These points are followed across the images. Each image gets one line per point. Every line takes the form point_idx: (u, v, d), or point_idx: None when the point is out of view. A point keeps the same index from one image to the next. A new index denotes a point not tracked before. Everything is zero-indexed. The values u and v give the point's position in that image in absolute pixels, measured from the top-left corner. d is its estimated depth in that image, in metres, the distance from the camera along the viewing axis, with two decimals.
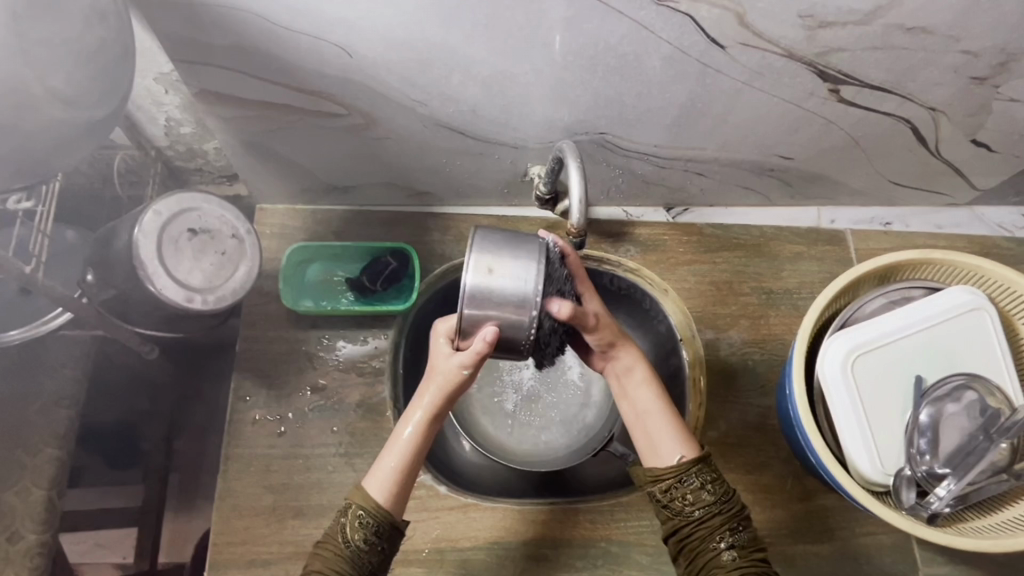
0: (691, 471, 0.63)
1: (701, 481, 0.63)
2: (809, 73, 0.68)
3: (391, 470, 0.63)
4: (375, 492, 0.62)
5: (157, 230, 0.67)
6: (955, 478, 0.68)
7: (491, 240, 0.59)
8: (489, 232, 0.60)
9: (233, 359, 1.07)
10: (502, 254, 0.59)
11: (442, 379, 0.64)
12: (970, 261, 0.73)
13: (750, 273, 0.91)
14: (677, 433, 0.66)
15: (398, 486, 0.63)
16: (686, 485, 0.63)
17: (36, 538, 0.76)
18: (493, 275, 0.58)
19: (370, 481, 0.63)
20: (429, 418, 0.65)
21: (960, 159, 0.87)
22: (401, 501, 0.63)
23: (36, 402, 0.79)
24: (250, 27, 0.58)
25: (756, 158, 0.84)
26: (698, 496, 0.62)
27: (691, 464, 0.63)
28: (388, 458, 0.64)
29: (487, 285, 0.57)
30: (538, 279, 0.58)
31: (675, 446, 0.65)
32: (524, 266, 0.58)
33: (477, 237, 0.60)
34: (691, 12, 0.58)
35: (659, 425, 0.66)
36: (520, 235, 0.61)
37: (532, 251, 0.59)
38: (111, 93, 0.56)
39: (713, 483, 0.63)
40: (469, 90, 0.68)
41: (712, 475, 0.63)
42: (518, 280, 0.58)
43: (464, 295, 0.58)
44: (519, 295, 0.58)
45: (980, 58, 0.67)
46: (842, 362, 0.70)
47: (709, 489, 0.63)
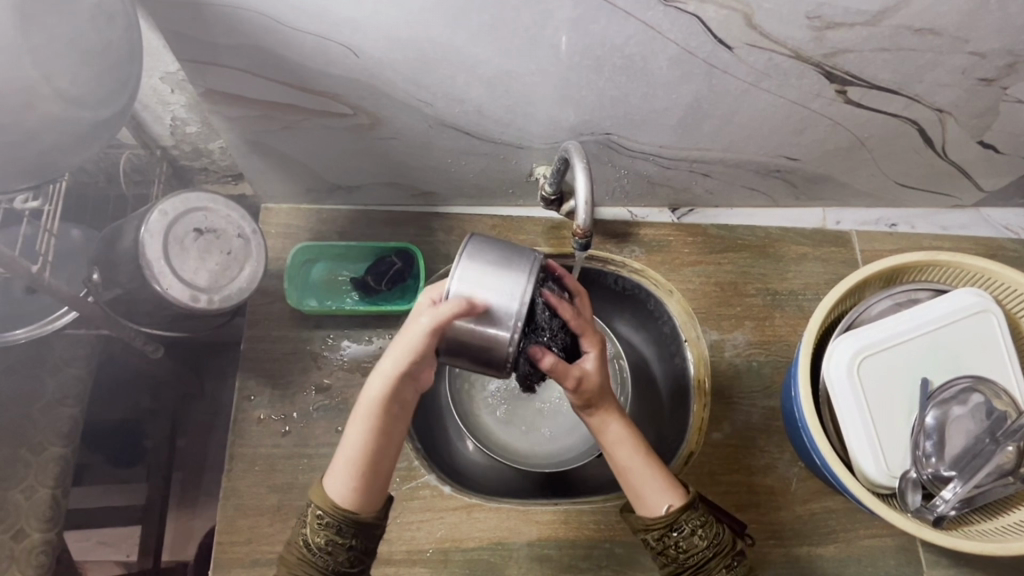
0: (681, 518, 0.63)
1: (692, 526, 0.62)
2: (816, 74, 0.67)
3: (345, 465, 0.62)
4: (331, 490, 0.62)
5: (163, 229, 0.68)
6: (960, 481, 0.67)
7: (482, 252, 0.61)
8: (487, 239, 0.62)
9: (235, 358, 1.09)
10: (493, 262, 0.60)
11: (387, 363, 0.61)
12: (976, 262, 0.73)
13: (754, 274, 0.90)
14: (662, 480, 0.65)
15: (355, 481, 0.61)
16: (678, 533, 0.62)
17: (41, 536, 0.76)
18: (480, 279, 0.59)
19: (330, 476, 0.62)
20: (383, 399, 0.62)
21: (965, 160, 0.86)
22: (363, 496, 0.62)
23: (41, 400, 0.79)
24: (256, 26, 0.58)
25: (762, 159, 0.84)
26: (690, 542, 0.62)
27: (681, 511, 0.63)
28: (344, 453, 0.63)
29: (471, 287, 0.59)
30: (524, 292, 0.59)
31: (662, 494, 0.64)
32: (513, 277, 0.60)
33: (475, 241, 0.62)
34: (699, 13, 0.58)
35: (642, 475, 0.65)
36: (516, 249, 0.62)
37: (525, 266, 0.61)
38: (117, 93, 0.56)
39: (703, 527, 0.63)
40: (475, 90, 0.68)
41: (702, 518, 0.63)
42: (503, 289, 0.59)
43: (449, 293, 0.60)
44: (501, 304, 0.59)
45: (988, 59, 0.66)
46: (847, 364, 0.70)
47: (701, 534, 0.62)
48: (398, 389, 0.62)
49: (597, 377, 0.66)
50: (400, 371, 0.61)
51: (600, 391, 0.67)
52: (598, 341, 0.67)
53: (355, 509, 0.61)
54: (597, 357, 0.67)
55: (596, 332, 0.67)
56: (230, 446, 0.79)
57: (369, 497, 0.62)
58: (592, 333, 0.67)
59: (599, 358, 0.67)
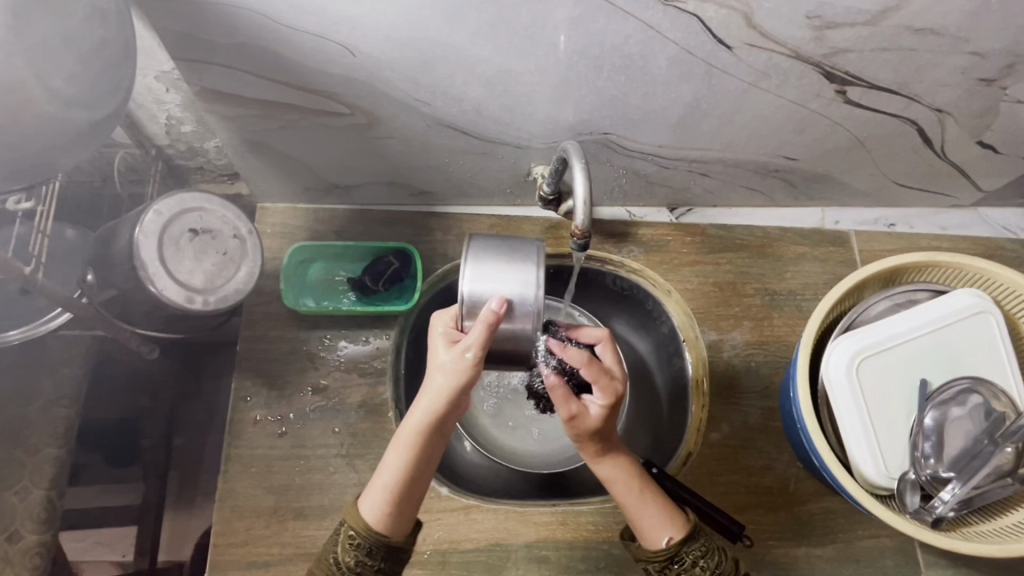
0: (682, 551, 0.64)
1: (693, 559, 0.63)
2: (816, 74, 0.67)
3: (383, 488, 0.63)
4: (366, 512, 0.62)
5: (158, 230, 0.67)
6: (959, 482, 0.67)
7: (484, 250, 0.65)
8: (484, 239, 0.66)
9: (234, 354, 1.08)
10: (500, 259, 0.64)
11: (432, 391, 0.63)
12: (975, 263, 0.73)
13: (753, 274, 0.90)
14: (662, 513, 0.65)
15: (391, 506, 0.62)
16: (678, 565, 0.64)
17: (35, 538, 0.76)
18: (492, 276, 0.63)
19: (364, 500, 0.63)
20: (427, 428, 0.63)
21: (964, 160, 0.86)
22: (397, 521, 0.62)
23: (35, 401, 0.79)
24: (253, 25, 0.57)
25: (761, 159, 0.83)
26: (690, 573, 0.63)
27: (681, 544, 0.64)
28: (382, 477, 0.63)
29: (486, 288, 0.63)
30: (537, 279, 0.63)
31: (661, 527, 0.64)
32: (523, 267, 0.64)
33: (476, 242, 0.66)
34: (698, 12, 0.58)
35: (641, 510, 0.65)
36: (517, 240, 0.66)
37: (530, 255, 0.65)
38: (112, 93, 0.56)
39: (704, 557, 0.64)
40: (473, 89, 0.67)
41: (703, 547, 0.64)
42: (516, 280, 0.63)
43: (465, 298, 0.63)
44: (518, 295, 0.63)
45: (988, 59, 0.66)
46: (846, 365, 0.70)
47: (701, 565, 0.63)
48: (441, 420, 0.63)
49: (595, 423, 0.65)
50: (448, 398, 0.62)
51: (597, 433, 0.66)
52: (612, 396, 0.64)
53: (388, 534, 0.62)
54: (603, 409, 0.65)
55: (613, 386, 0.65)
56: (227, 447, 0.78)
57: (400, 521, 0.63)
58: (606, 386, 0.64)
59: (606, 411, 0.65)
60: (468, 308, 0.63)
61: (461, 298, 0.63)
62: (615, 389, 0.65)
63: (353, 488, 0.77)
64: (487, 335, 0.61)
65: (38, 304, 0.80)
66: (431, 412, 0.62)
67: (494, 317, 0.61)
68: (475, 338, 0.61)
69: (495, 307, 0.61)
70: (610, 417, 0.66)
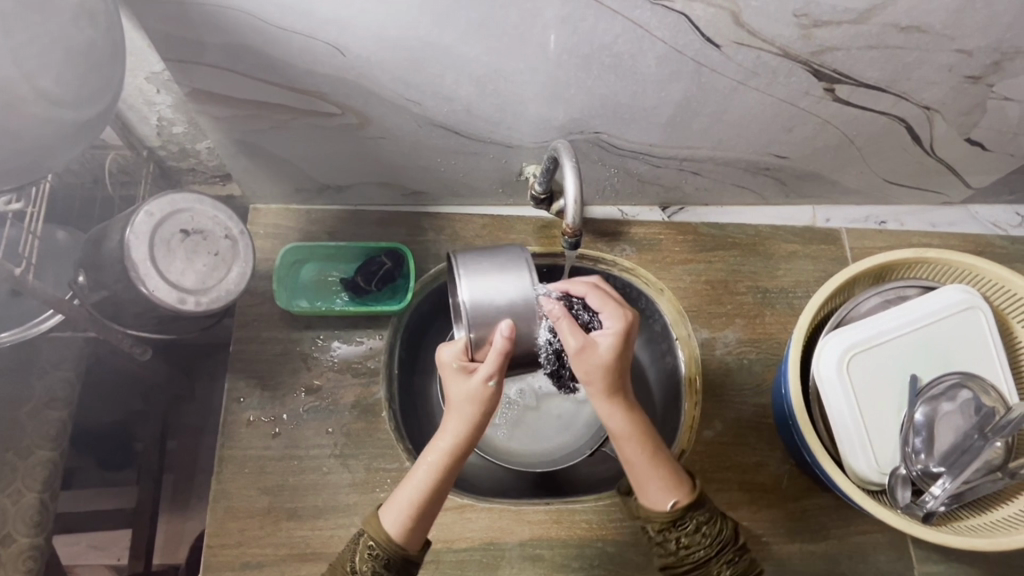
0: (686, 515, 0.64)
1: (697, 523, 0.64)
2: (804, 72, 0.68)
3: (408, 502, 0.62)
4: (387, 524, 0.62)
5: (149, 232, 0.67)
6: (949, 477, 0.68)
7: (475, 271, 0.65)
8: (470, 260, 0.66)
9: (226, 359, 1.08)
10: (492, 270, 0.65)
11: (463, 411, 0.63)
12: (964, 260, 0.73)
13: (745, 272, 0.91)
14: (671, 478, 0.65)
15: (414, 520, 0.62)
16: (682, 529, 0.64)
17: (28, 541, 0.75)
18: (490, 289, 0.64)
19: (386, 510, 0.63)
20: (456, 448, 0.63)
21: (953, 158, 0.87)
22: (416, 535, 0.62)
23: (27, 404, 0.79)
24: (242, 26, 0.57)
25: (751, 157, 0.84)
26: (693, 538, 0.64)
27: (686, 509, 0.64)
28: (405, 490, 0.63)
29: (487, 301, 0.63)
30: (534, 280, 0.65)
31: (667, 493, 0.65)
32: (516, 270, 0.65)
33: (461, 258, 0.66)
34: (686, 12, 0.58)
35: (650, 469, 0.65)
36: (499, 249, 0.67)
37: (518, 258, 0.66)
38: (101, 94, 0.56)
39: (707, 524, 0.65)
40: (463, 89, 0.67)
41: (707, 515, 0.65)
42: (514, 285, 0.64)
43: (469, 319, 0.63)
44: (520, 301, 0.64)
45: (975, 57, 0.67)
46: (837, 360, 0.70)
47: (704, 532, 0.64)
48: (470, 439, 0.64)
49: (604, 353, 0.63)
50: (475, 421, 0.63)
51: (608, 371, 0.64)
52: (620, 324, 0.64)
53: (406, 546, 0.62)
54: (613, 338, 0.63)
55: (621, 314, 0.65)
56: (220, 448, 0.78)
57: (419, 534, 0.63)
58: (615, 313, 0.64)
59: (616, 340, 0.63)
60: (473, 330, 0.63)
61: (466, 319, 0.63)
62: (625, 319, 0.65)
63: (347, 488, 0.77)
64: (502, 360, 0.62)
65: (28, 307, 0.80)
66: (462, 432, 0.63)
67: (508, 342, 0.62)
68: (490, 367, 0.62)
69: (506, 332, 0.62)
70: (622, 353, 0.64)
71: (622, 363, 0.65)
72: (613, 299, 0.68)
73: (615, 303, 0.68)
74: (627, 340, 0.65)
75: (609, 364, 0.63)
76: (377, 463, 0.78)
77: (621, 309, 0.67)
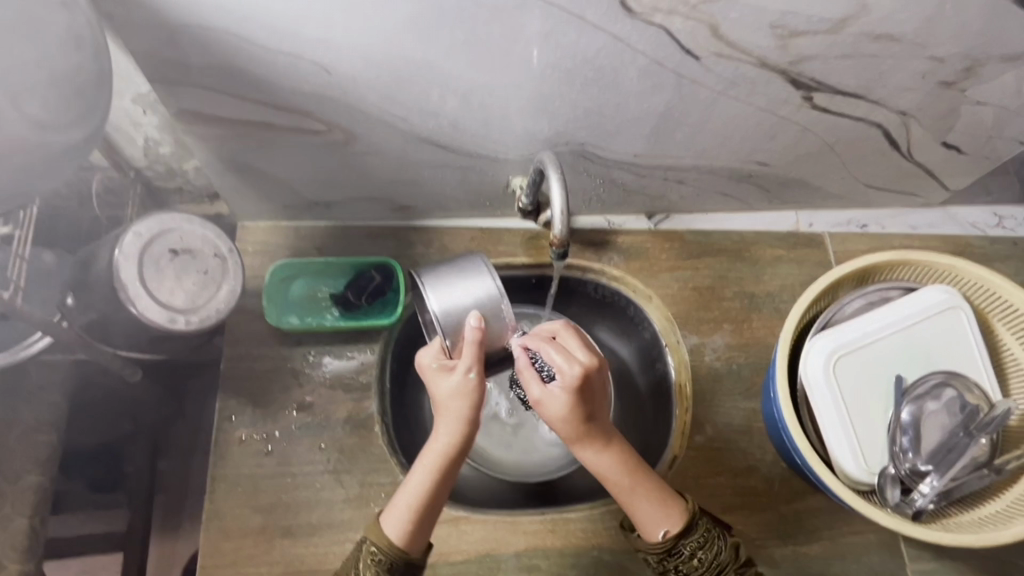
0: (680, 542, 0.63)
1: (692, 550, 0.63)
2: (782, 81, 0.69)
3: (406, 507, 0.62)
4: (388, 529, 0.62)
5: (138, 253, 0.67)
6: (938, 475, 0.69)
7: (439, 282, 0.68)
8: (433, 274, 0.69)
9: (214, 378, 1.07)
10: (453, 276, 0.69)
11: (452, 413, 0.63)
12: (946, 261, 0.75)
13: (731, 278, 0.92)
14: (662, 506, 0.65)
15: (414, 526, 0.62)
16: (678, 556, 0.64)
17: (17, 567, 0.74)
18: (458, 296, 0.67)
19: (386, 516, 0.63)
20: (449, 449, 0.63)
21: (930, 161, 0.89)
22: (417, 539, 0.63)
23: (15, 428, 0.78)
24: (227, 47, 0.58)
25: (734, 165, 0.85)
26: (688, 565, 0.63)
27: (680, 537, 0.63)
28: (404, 495, 0.63)
29: (454, 302, 0.67)
30: (490, 273, 0.69)
31: (658, 523, 0.64)
32: (474, 274, 0.69)
33: (424, 275, 0.70)
34: (666, 25, 0.60)
35: (634, 506, 0.65)
36: (456, 259, 0.71)
37: (475, 261, 0.70)
38: (89, 117, 0.56)
39: (703, 548, 0.64)
40: (448, 104, 0.68)
41: (702, 539, 0.64)
42: (476, 286, 0.68)
43: (439, 322, 0.66)
44: (487, 298, 0.68)
45: (947, 63, 0.68)
46: (824, 362, 0.71)
47: (699, 556, 0.63)
48: (462, 441, 0.64)
49: (560, 409, 0.63)
50: (466, 418, 0.63)
51: (573, 421, 0.64)
52: (570, 378, 0.62)
53: (408, 550, 0.62)
54: (565, 394, 0.63)
55: (572, 368, 0.62)
56: (213, 467, 0.78)
57: (420, 537, 0.63)
58: (561, 367, 0.63)
59: (568, 395, 0.62)
60: (448, 334, 0.66)
61: (437, 321, 0.66)
62: (576, 371, 0.62)
63: (341, 504, 0.77)
64: (478, 350, 0.64)
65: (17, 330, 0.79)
66: (455, 433, 0.63)
67: (479, 331, 0.64)
68: (467, 357, 0.63)
69: (475, 323, 0.65)
70: (580, 404, 0.63)
71: (589, 409, 0.64)
72: (575, 343, 0.65)
73: (576, 347, 0.65)
74: (586, 390, 0.63)
75: (571, 416, 0.63)
76: (371, 478, 0.78)
77: (579, 356, 0.64)
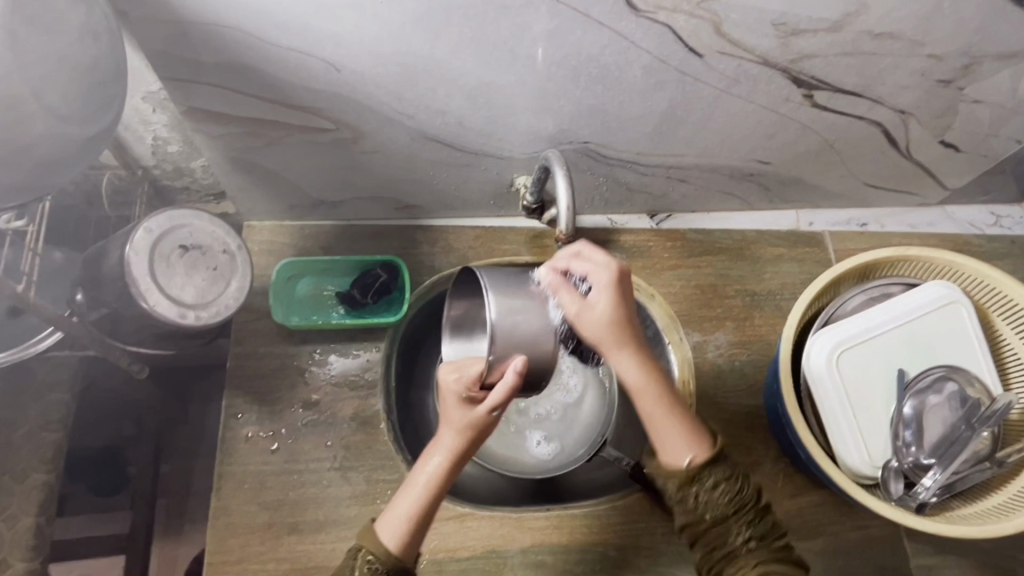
0: (704, 471, 0.64)
1: (715, 481, 0.64)
2: (784, 79, 0.70)
3: (404, 516, 0.63)
4: (386, 537, 0.62)
5: (148, 248, 0.67)
6: (940, 468, 0.70)
7: (499, 288, 0.64)
8: (496, 276, 0.65)
9: (217, 380, 1.09)
10: (515, 288, 0.64)
11: (461, 431, 0.64)
12: (944, 257, 0.76)
13: (732, 276, 0.93)
14: (687, 436, 0.65)
15: (411, 534, 0.63)
16: (700, 486, 0.63)
17: (24, 566, 0.74)
18: (513, 312, 0.62)
19: (383, 524, 0.63)
20: (451, 462, 0.65)
21: (928, 160, 0.90)
22: (413, 548, 0.63)
23: (23, 426, 0.78)
24: (239, 44, 0.59)
25: (735, 164, 0.86)
26: (710, 497, 0.63)
27: (704, 466, 0.64)
28: (402, 506, 0.63)
29: (511, 320, 0.62)
30: (554, 301, 0.64)
31: (683, 448, 0.65)
32: (535, 294, 0.64)
33: (485, 276, 0.65)
34: (669, 23, 0.61)
35: (669, 422, 0.65)
36: (522, 271, 0.66)
37: (536, 282, 0.65)
38: (103, 111, 0.57)
39: (726, 482, 0.64)
40: (455, 102, 0.69)
41: (726, 474, 0.64)
42: (534, 307, 0.63)
43: (494, 340, 0.61)
44: (543, 324, 0.63)
45: (945, 61, 0.70)
46: (827, 355, 0.72)
47: (722, 490, 0.63)
48: (463, 457, 0.65)
49: (604, 309, 0.64)
50: (471, 439, 0.64)
51: (614, 323, 0.64)
52: (608, 277, 0.64)
53: (404, 559, 0.62)
54: (607, 291, 0.64)
55: (607, 264, 0.64)
56: (219, 465, 0.78)
57: (415, 546, 0.63)
58: (596, 269, 0.64)
59: (610, 290, 0.64)
60: (493, 352, 0.61)
61: (491, 338, 0.61)
62: (614, 273, 0.64)
63: (348, 501, 0.78)
64: (511, 394, 0.60)
65: (25, 327, 0.79)
66: (459, 449, 0.64)
67: (519, 376, 0.59)
68: (498, 398, 0.61)
69: (519, 365, 0.59)
70: (619, 304, 0.64)
71: (626, 312, 0.65)
72: (596, 253, 0.67)
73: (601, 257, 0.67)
74: (622, 290, 0.65)
75: (614, 313, 0.64)
76: (377, 475, 0.79)
77: (608, 261, 0.66)
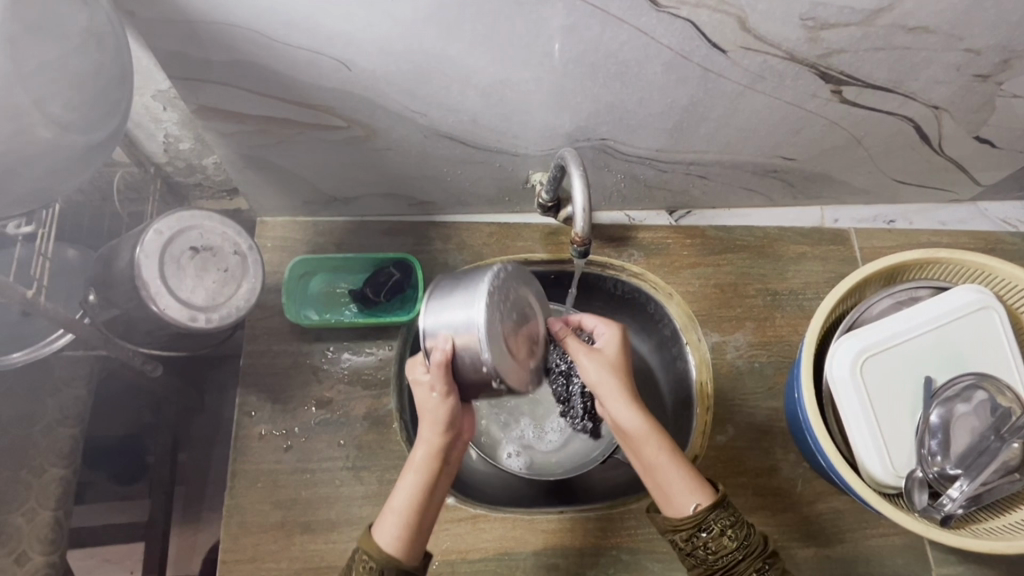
0: (710, 518, 0.61)
1: (722, 527, 0.61)
2: (811, 75, 0.67)
3: (397, 513, 0.63)
4: (381, 538, 0.61)
5: (159, 250, 0.67)
6: (967, 479, 0.67)
7: (445, 286, 0.63)
8: (453, 274, 0.64)
9: (233, 368, 1.10)
10: (456, 287, 0.62)
11: (434, 417, 0.64)
12: (977, 260, 0.73)
13: (753, 275, 0.90)
14: (689, 480, 0.63)
15: (408, 532, 0.62)
16: (707, 533, 0.61)
17: (42, 559, 0.75)
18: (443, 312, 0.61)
19: (378, 527, 0.63)
20: (433, 450, 0.64)
21: (962, 155, 0.86)
22: (413, 546, 0.62)
23: (39, 421, 0.78)
24: (248, 43, 0.57)
25: (758, 159, 0.83)
26: (718, 542, 0.61)
27: (709, 511, 0.61)
28: (397, 503, 0.63)
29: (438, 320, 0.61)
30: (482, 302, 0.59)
31: (689, 495, 0.63)
32: (474, 291, 0.60)
33: (442, 279, 0.64)
34: (692, 18, 0.58)
35: (670, 473, 0.64)
36: (478, 266, 0.63)
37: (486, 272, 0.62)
38: (109, 116, 0.56)
39: (733, 527, 0.61)
40: (468, 99, 0.67)
41: (733, 518, 0.62)
42: (465, 304, 0.60)
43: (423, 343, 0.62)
44: (467, 322, 0.59)
45: (983, 55, 0.66)
46: (851, 362, 0.70)
47: (730, 535, 0.61)
48: (443, 444, 0.65)
49: (607, 358, 0.69)
50: (446, 425, 0.64)
51: (619, 373, 0.69)
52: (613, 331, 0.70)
53: (403, 558, 0.61)
54: (610, 344, 0.70)
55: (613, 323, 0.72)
56: (233, 462, 0.78)
57: (415, 546, 0.62)
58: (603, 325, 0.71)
59: (614, 342, 0.70)
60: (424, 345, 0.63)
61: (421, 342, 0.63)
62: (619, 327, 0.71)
63: (360, 501, 0.77)
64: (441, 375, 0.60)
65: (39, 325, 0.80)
66: (436, 437, 0.64)
67: (440, 357, 0.60)
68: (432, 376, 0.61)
69: (439, 347, 0.60)
70: (622, 356, 0.70)
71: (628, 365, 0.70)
72: None
73: None
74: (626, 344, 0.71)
75: (615, 367, 0.69)
76: (388, 476, 0.79)
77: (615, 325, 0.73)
